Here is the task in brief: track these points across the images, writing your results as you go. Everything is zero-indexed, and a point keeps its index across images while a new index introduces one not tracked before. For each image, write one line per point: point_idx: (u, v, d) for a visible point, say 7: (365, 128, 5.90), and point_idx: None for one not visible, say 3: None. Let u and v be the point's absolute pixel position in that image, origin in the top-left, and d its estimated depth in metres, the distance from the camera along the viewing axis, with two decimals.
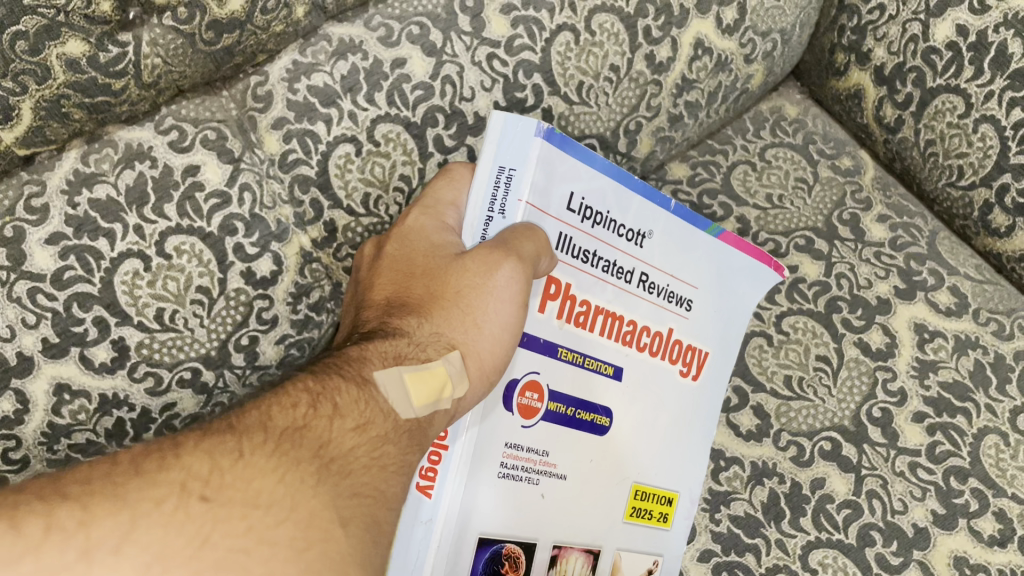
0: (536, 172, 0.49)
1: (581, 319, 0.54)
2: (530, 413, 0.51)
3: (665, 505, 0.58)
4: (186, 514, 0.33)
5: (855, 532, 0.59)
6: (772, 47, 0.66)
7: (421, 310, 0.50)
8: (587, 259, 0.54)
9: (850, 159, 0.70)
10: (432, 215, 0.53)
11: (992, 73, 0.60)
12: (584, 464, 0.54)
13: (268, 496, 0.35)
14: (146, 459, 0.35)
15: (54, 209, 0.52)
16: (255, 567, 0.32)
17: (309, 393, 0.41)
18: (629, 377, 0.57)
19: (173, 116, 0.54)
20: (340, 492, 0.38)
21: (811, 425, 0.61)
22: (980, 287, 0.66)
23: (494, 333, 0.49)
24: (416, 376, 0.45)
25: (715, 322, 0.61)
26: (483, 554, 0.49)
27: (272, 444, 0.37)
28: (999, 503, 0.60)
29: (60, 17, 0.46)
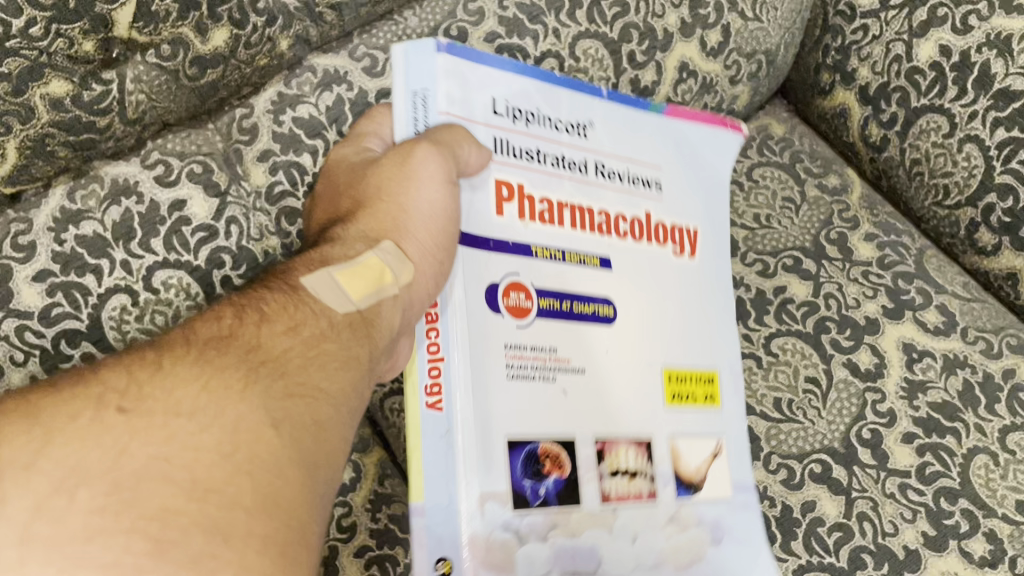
0: (447, 83, 0.52)
1: (547, 216, 0.54)
2: (522, 312, 0.51)
3: (707, 384, 0.59)
4: (99, 423, 0.31)
5: (846, 555, 0.58)
6: (757, 68, 0.67)
7: (351, 221, 0.49)
8: (533, 157, 0.55)
9: (837, 177, 0.72)
10: (353, 145, 0.54)
11: (976, 93, 0.61)
12: (602, 355, 0.54)
13: (190, 401, 0.33)
14: (62, 381, 0.33)
15: (41, 247, 0.51)
16: (178, 473, 0.30)
17: (234, 308, 0.40)
18: (619, 267, 0.57)
19: (159, 151, 0.55)
20: (272, 392, 0.36)
21: (801, 448, 0.61)
22: (967, 305, 0.67)
23: (426, 216, 0.49)
24: (345, 272, 0.44)
25: (693, 198, 0.62)
26: (519, 455, 0.49)
27: (195, 354, 0.36)
28: (990, 524, 0.59)
29: (43, 58, 0.46)
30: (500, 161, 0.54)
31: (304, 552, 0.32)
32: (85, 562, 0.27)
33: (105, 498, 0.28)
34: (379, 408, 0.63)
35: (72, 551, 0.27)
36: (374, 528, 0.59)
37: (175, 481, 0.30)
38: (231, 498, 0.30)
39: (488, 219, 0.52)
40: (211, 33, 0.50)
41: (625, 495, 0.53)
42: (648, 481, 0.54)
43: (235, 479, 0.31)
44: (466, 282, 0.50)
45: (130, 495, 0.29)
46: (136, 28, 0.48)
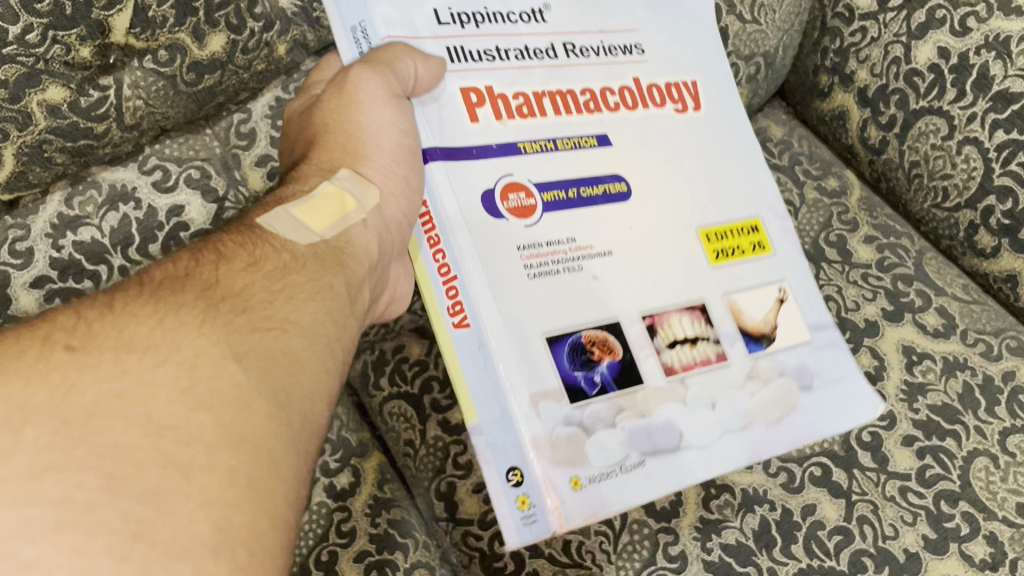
0: (383, 7, 0.49)
1: (525, 109, 0.53)
2: (528, 211, 0.51)
3: (753, 234, 0.60)
4: (45, 361, 0.30)
5: (846, 558, 0.58)
6: (755, 70, 0.67)
7: (313, 158, 0.49)
8: (495, 56, 0.53)
9: (836, 179, 0.72)
10: (302, 92, 0.53)
11: (974, 95, 0.61)
12: (627, 230, 0.54)
13: (142, 337, 0.32)
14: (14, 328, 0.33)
15: (38, 253, 0.51)
16: (131, 409, 0.30)
17: (191, 254, 0.40)
18: (621, 140, 0.56)
19: (156, 156, 0.54)
20: (233, 326, 0.35)
21: (800, 451, 0.61)
22: (967, 308, 0.67)
23: (384, 140, 0.48)
24: (303, 206, 0.44)
25: (683, 51, 0.61)
26: (563, 349, 0.49)
27: (148, 292, 0.35)
28: (990, 527, 0.58)
29: (40, 64, 0.45)
30: (460, 70, 0.51)
31: (272, 483, 0.32)
32: (36, 498, 0.27)
33: (54, 434, 0.28)
34: (378, 412, 0.64)
35: (22, 488, 0.27)
36: (374, 533, 0.58)
37: (129, 417, 0.29)
38: (188, 433, 0.30)
39: (468, 129, 0.50)
40: (208, 38, 0.50)
41: (692, 363, 0.54)
42: (713, 344, 0.55)
43: (194, 415, 0.31)
44: (458, 189, 0.49)
45: (80, 431, 0.28)
46: (132, 33, 0.47)
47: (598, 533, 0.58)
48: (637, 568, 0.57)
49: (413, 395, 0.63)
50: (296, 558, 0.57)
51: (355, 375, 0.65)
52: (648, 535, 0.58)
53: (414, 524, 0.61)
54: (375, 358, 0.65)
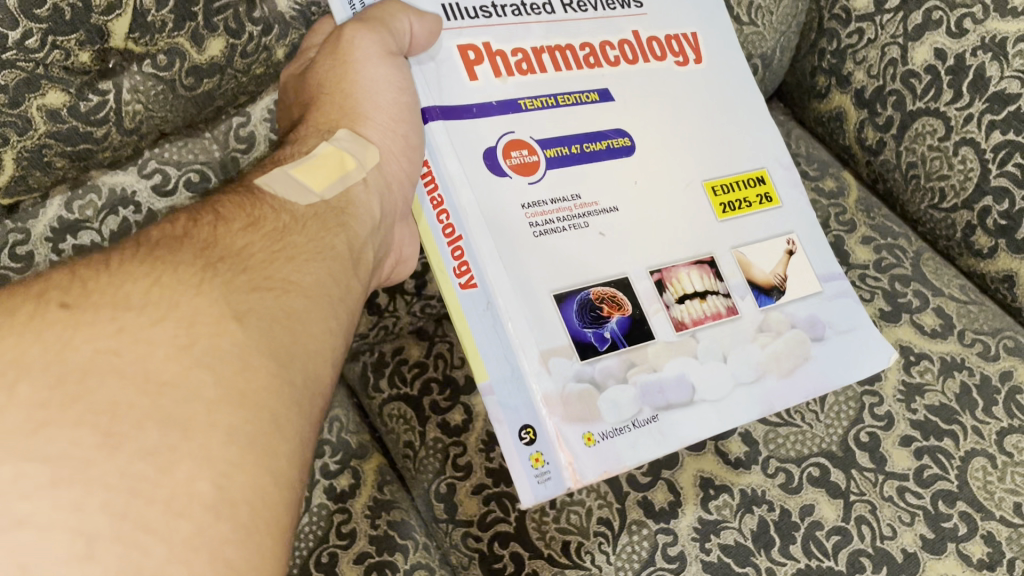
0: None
1: (525, 65, 0.54)
2: (532, 167, 0.52)
3: (759, 186, 0.61)
4: (43, 319, 0.31)
5: (844, 558, 0.58)
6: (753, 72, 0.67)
7: (311, 122, 0.51)
8: (492, 13, 0.54)
9: (834, 180, 0.72)
10: (297, 59, 0.55)
11: (971, 96, 0.61)
12: (632, 187, 0.55)
13: (138, 296, 0.33)
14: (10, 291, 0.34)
15: (38, 257, 0.53)
16: (128, 364, 0.31)
17: (187, 218, 0.41)
18: (622, 95, 0.57)
19: (155, 160, 0.55)
20: (232, 284, 0.37)
21: (798, 451, 0.62)
22: (965, 308, 0.67)
23: (383, 97, 0.51)
24: (301, 167, 0.46)
25: (681, 2, 0.61)
26: (572, 305, 0.50)
27: (144, 253, 0.36)
28: (988, 526, 0.59)
29: (39, 70, 0.46)
30: (457, 27, 0.52)
31: (277, 441, 0.34)
32: (31, 453, 0.27)
33: (50, 391, 0.29)
34: (378, 413, 0.64)
35: (17, 443, 0.27)
36: (374, 535, 0.59)
37: (126, 374, 0.30)
38: (187, 390, 0.31)
39: (468, 86, 0.52)
40: (207, 43, 0.50)
41: (702, 316, 0.55)
42: (724, 298, 0.56)
43: (194, 372, 0.32)
44: (461, 147, 0.50)
45: (76, 388, 0.29)
46: (131, 38, 0.48)
47: (597, 534, 0.59)
48: (636, 569, 0.57)
49: (413, 397, 0.63)
50: (297, 560, 0.57)
51: (355, 377, 0.65)
52: (647, 536, 0.59)
53: (414, 526, 0.61)
54: (375, 360, 0.65)
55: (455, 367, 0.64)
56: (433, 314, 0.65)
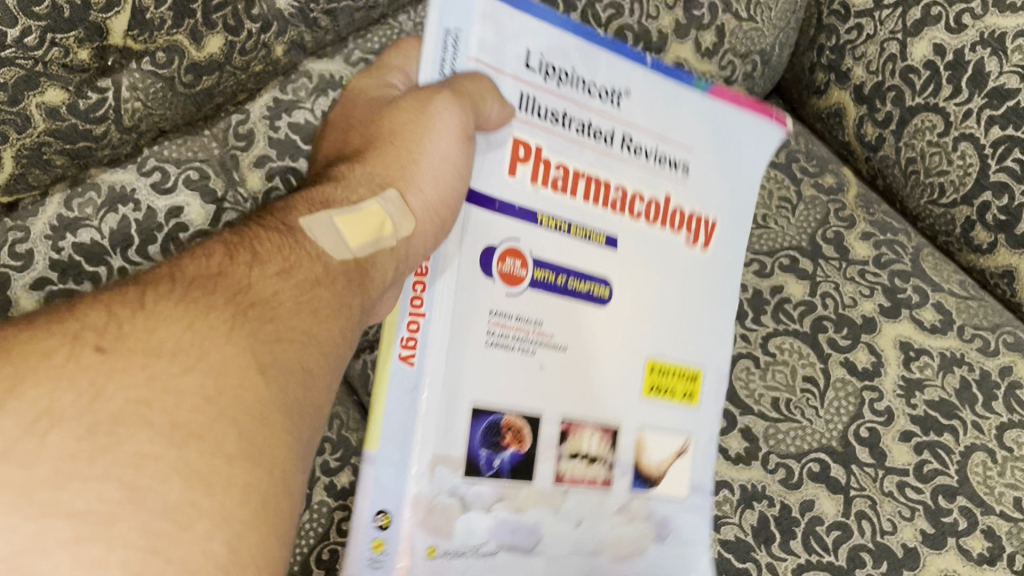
0: (483, 28, 0.49)
1: (559, 183, 0.53)
2: (514, 280, 0.51)
3: (689, 382, 0.59)
4: (77, 362, 0.30)
5: (844, 554, 0.58)
6: (751, 68, 0.67)
7: (358, 162, 0.48)
8: (557, 120, 0.53)
9: (834, 176, 0.71)
10: (374, 75, 0.54)
11: (970, 92, 0.62)
12: (586, 335, 0.54)
13: (172, 344, 0.32)
14: (41, 318, 0.32)
15: (38, 255, 0.51)
16: (158, 417, 0.29)
17: (225, 247, 0.39)
18: (623, 246, 0.56)
19: (155, 158, 0.54)
20: (260, 336, 0.35)
21: (799, 447, 0.61)
22: (964, 303, 0.67)
23: (435, 167, 0.48)
24: (348, 218, 0.43)
25: (719, 187, 0.62)
26: (480, 424, 0.49)
27: (179, 291, 0.35)
28: (988, 521, 0.59)
29: (38, 67, 0.46)
30: (525, 121, 0.51)
31: (284, 501, 0.32)
32: (56, 508, 0.27)
33: (79, 442, 0.28)
34: None
35: (44, 499, 0.27)
36: None
37: (154, 425, 0.29)
38: (212, 444, 0.30)
39: (502, 180, 0.51)
40: (206, 40, 0.50)
41: (581, 479, 0.53)
42: (607, 469, 0.55)
43: (219, 425, 0.31)
44: (463, 240, 0.49)
45: (106, 439, 0.28)
46: (131, 36, 0.48)
47: None
48: None
49: None
50: (298, 558, 0.58)
51: (355, 375, 0.64)
52: None
53: None
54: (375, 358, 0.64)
55: None
56: None
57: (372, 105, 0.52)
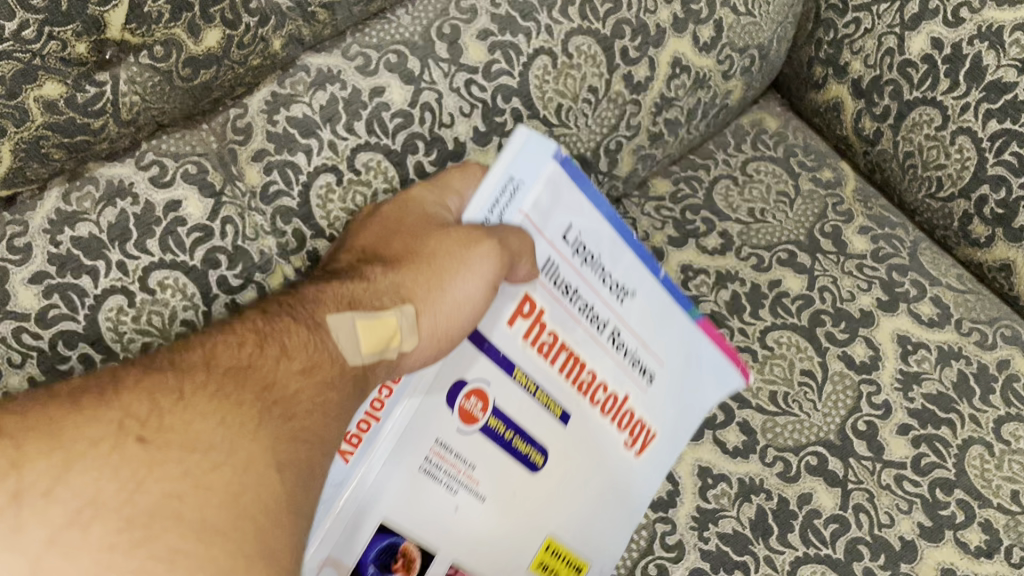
0: (541, 190, 0.54)
1: (546, 348, 0.56)
2: (470, 419, 0.53)
3: (574, 572, 0.57)
4: (122, 454, 0.37)
5: (842, 546, 0.58)
6: (750, 62, 0.68)
7: (392, 264, 0.52)
8: (568, 292, 0.56)
9: (831, 170, 0.73)
10: (435, 194, 0.54)
11: (968, 85, 0.61)
12: (507, 491, 0.54)
13: (201, 441, 0.39)
14: (100, 389, 0.40)
15: (36, 249, 0.50)
16: (187, 512, 0.37)
17: (257, 335, 0.46)
18: (573, 428, 0.57)
19: (153, 152, 0.53)
20: (275, 437, 0.42)
21: (796, 440, 0.62)
22: (962, 297, 0.67)
23: (454, 304, 0.51)
24: (368, 325, 0.47)
25: (676, 403, 0.61)
26: (380, 541, 0.51)
27: (214, 385, 0.42)
28: (985, 514, 0.59)
29: (36, 60, 0.46)
30: (545, 286, 0.56)
31: None
32: None
33: (117, 534, 0.35)
34: None
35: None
36: None
37: (183, 520, 0.37)
38: (230, 540, 0.37)
39: (497, 326, 0.54)
40: (203, 33, 0.51)
41: None
42: None
43: (239, 522, 0.38)
44: (442, 371, 0.52)
45: (141, 533, 0.36)
46: (128, 29, 0.48)
47: None
48: (635, 558, 0.58)
49: None
50: None
51: None
52: (646, 525, 0.59)
53: None
54: None
55: None
56: None
57: (428, 224, 0.53)
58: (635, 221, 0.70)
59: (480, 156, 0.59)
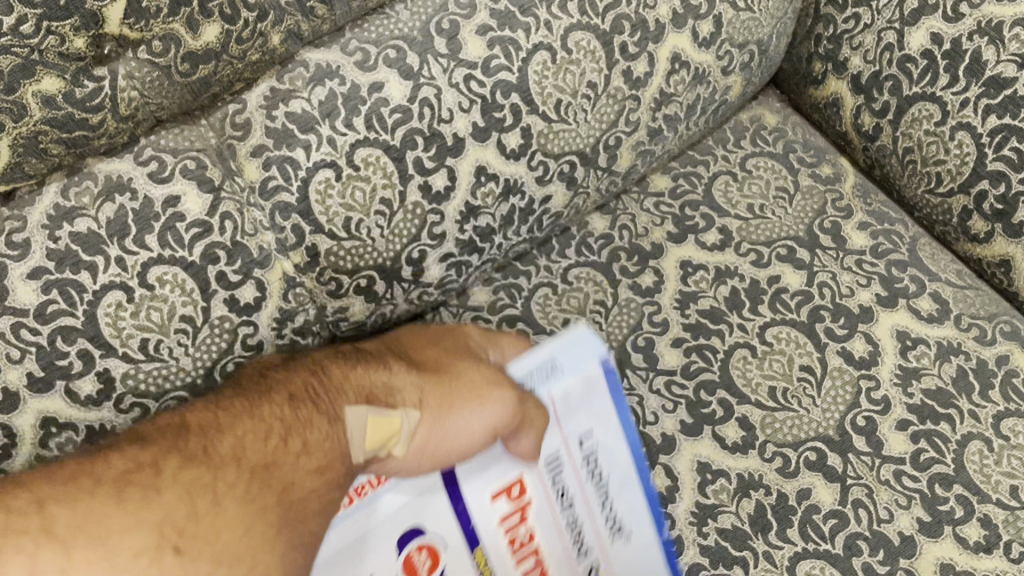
0: (575, 383, 0.59)
1: (523, 544, 0.57)
2: (411, 569, 0.54)
3: None
4: (160, 567, 0.39)
5: (841, 542, 0.58)
6: (749, 57, 0.68)
7: (415, 368, 0.54)
8: (563, 496, 0.58)
9: (831, 166, 0.73)
10: (490, 342, 0.59)
11: (968, 80, 0.61)
12: None
13: (230, 552, 0.42)
14: (142, 481, 0.42)
15: (35, 244, 0.49)
16: None
17: (283, 427, 0.48)
18: None
19: (152, 147, 0.53)
20: (291, 538, 0.45)
21: (796, 436, 0.62)
22: (961, 293, 0.67)
23: (458, 431, 0.52)
24: (379, 421, 0.49)
25: None
26: None
27: (243, 485, 0.44)
28: (984, 509, 0.59)
29: (34, 55, 0.46)
30: (541, 473, 0.58)
31: None
32: None
33: None
34: None
35: None
36: None
37: None
38: None
39: (480, 493, 0.56)
40: (202, 28, 0.51)
41: None
42: None
43: None
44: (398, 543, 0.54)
45: None
46: (126, 24, 0.48)
47: None
48: None
49: None
50: None
51: None
52: None
53: None
54: None
55: None
56: (429, 302, 0.65)
57: (462, 344, 0.57)
58: (634, 217, 0.71)
59: (479, 152, 0.59)
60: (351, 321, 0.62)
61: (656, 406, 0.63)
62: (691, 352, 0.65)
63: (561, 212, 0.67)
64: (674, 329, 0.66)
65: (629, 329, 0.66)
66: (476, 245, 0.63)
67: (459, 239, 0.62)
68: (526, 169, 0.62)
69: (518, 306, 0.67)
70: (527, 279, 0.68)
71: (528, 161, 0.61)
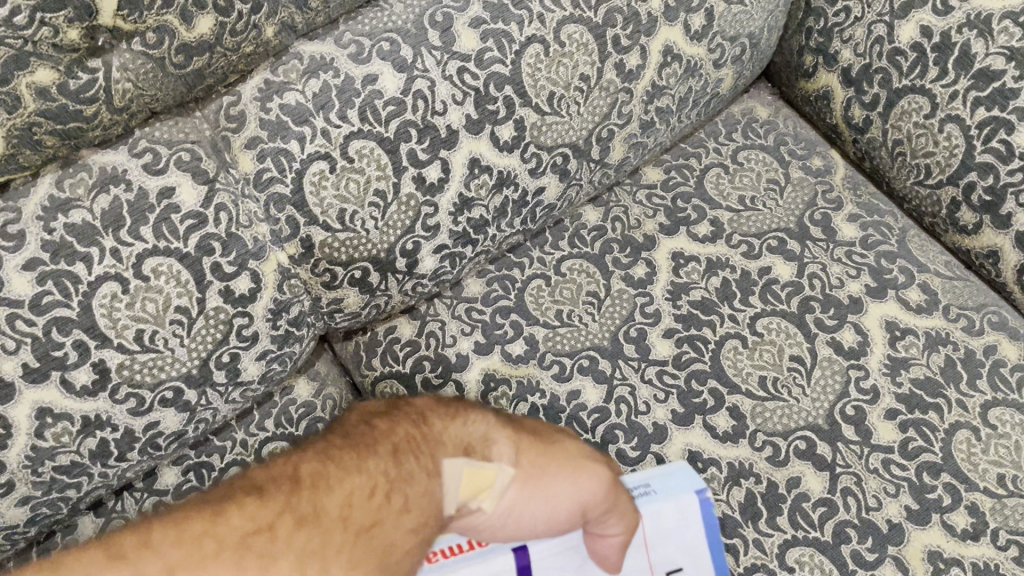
0: None
1: None
2: None
3: None
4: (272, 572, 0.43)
5: (830, 529, 0.59)
6: (741, 50, 0.69)
7: (514, 430, 0.55)
8: None
9: (821, 159, 0.75)
10: (580, 442, 0.57)
11: (956, 73, 0.62)
12: None
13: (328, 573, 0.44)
14: (259, 511, 0.45)
15: (29, 235, 0.49)
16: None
17: (387, 482, 0.48)
18: None
19: (146, 139, 0.54)
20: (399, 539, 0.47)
21: (786, 425, 0.62)
22: (949, 284, 0.68)
23: (550, 504, 0.53)
24: (471, 473, 0.51)
25: None
26: None
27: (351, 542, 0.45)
28: (972, 497, 0.59)
29: (28, 47, 0.46)
30: None
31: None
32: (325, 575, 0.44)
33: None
34: (370, 391, 0.67)
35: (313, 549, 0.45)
36: None
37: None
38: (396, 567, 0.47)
39: None
40: (196, 20, 0.51)
41: None
42: None
43: None
44: None
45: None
46: (120, 15, 0.48)
47: None
48: None
49: (405, 374, 0.65)
50: None
51: (349, 356, 0.68)
52: None
53: None
54: (368, 339, 0.67)
55: (447, 346, 0.66)
56: (423, 293, 0.66)
57: (564, 434, 0.58)
58: (627, 209, 0.72)
59: (473, 144, 0.59)
60: (346, 312, 0.63)
61: (648, 396, 0.64)
62: (683, 343, 0.66)
63: (554, 204, 0.67)
64: (666, 320, 0.67)
65: (621, 320, 0.67)
66: (470, 237, 0.64)
67: (452, 231, 0.62)
68: (520, 161, 0.62)
69: (511, 298, 0.68)
70: (520, 270, 0.69)
71: (521, 153, 0.62)
